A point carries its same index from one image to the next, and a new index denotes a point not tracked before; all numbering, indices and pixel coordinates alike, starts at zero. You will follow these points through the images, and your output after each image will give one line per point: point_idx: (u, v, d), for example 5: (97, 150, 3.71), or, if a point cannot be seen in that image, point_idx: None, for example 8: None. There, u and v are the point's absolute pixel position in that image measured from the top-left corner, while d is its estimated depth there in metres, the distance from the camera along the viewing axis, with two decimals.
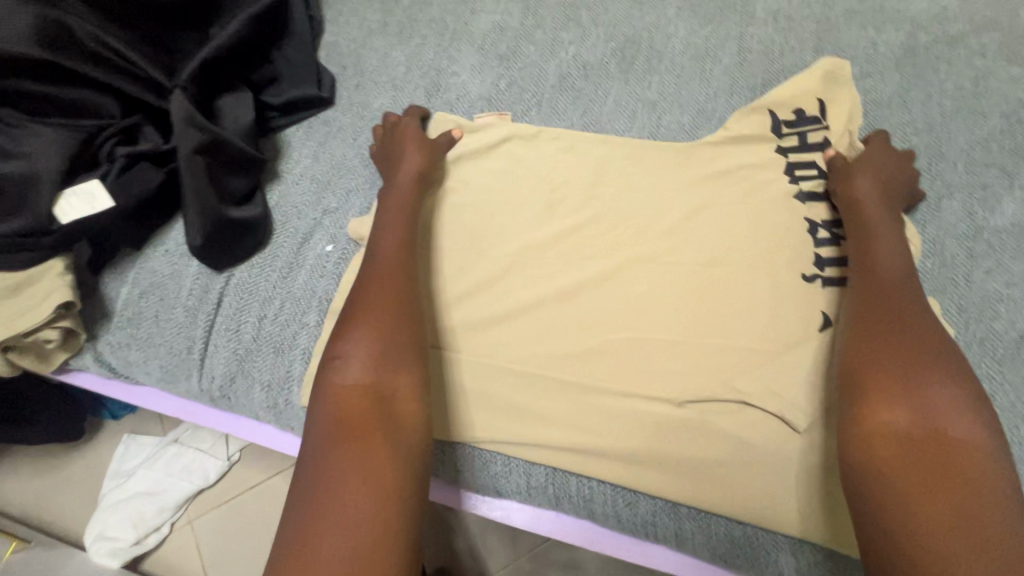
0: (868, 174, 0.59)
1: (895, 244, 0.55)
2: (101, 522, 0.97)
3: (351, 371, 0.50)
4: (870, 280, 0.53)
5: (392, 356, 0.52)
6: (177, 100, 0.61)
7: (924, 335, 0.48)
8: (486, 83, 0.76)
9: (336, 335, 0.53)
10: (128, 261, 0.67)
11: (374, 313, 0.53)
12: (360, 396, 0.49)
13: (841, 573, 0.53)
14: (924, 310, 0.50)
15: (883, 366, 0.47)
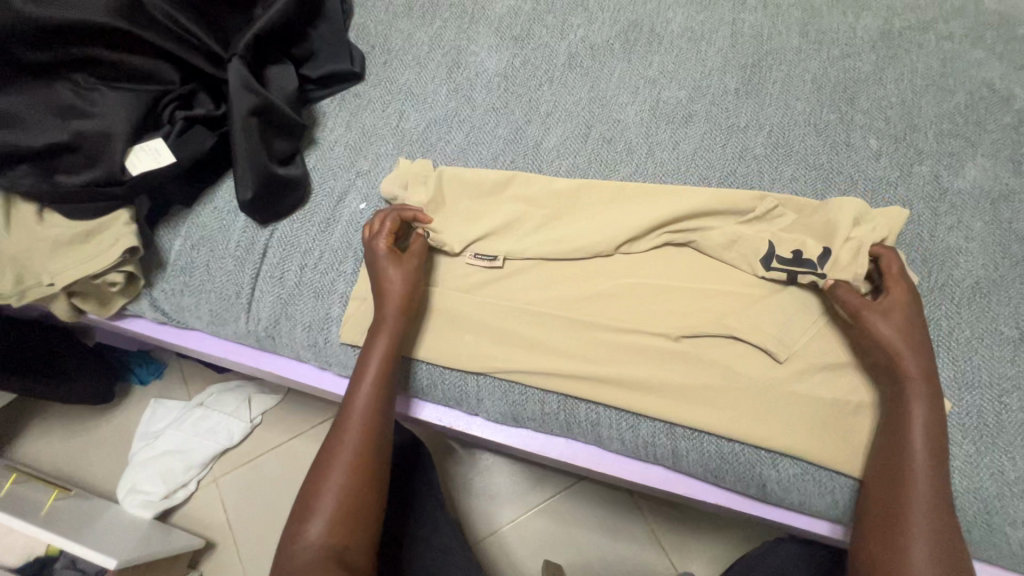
0: (882, 318, 0.58)
1: (926, 441, 0.55)
2: (133, 477, 1.19)
3: (317, 534, 0.56)
4: (903, 458, 0.55)
5: (359, 516, 0.57)
6: (234, 68, 0.68)
7: (933, 521, 0.52)
8: (502, 61, 0.83)
9: (315, 485, 0.58)
10: (180, 217, 0.75)
11: (346, 469, 0.58)
12: (327, 565, 0.54)
13: (819, 483, 0.61)
14: (939, 508, 0.53)
15: (893, 562, 0.52)
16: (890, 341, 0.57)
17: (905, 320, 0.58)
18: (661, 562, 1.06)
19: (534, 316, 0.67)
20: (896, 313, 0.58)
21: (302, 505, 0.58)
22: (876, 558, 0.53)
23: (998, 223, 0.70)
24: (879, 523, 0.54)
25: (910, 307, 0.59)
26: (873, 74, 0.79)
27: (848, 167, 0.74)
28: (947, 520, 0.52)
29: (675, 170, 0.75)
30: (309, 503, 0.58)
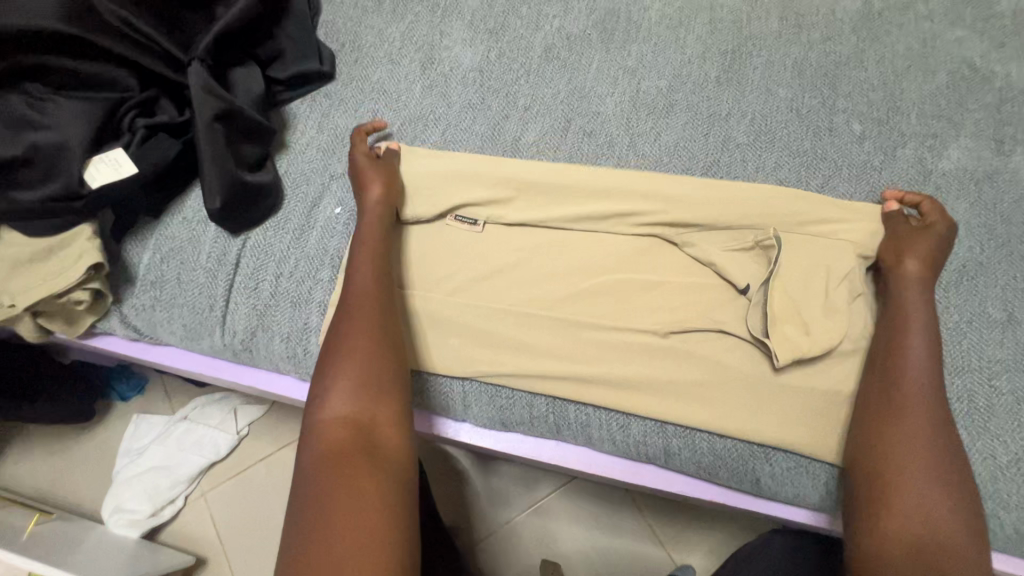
0: (915, 257, 0.61)
1: (925, 364, 0.56)
2: (118, 496, 1.16)
3: (336, 407, 0.55)
4: (897, 385, 0.56)
5: (378, 394, 0.57)
6: (195, 71, 0.66)
7: (931, 437, 0.53)
8: (477, 56, 0.81)
9: (327, 367, 0.58)
10: (148, 229, 0.72)
11: (355, 352, 0.58)
12: (349, 435, 0.54)
13: (811, 476, 0.61)
14: (937, 431, 0.54)
15: (889, 484, 0.53)
16: (911, 276, 0.60)
17: (929, 260, 0.61)
18: (659, 554, 1.05)
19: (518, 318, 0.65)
20: (925, 256, 0.61)
21: (318, 385, 0.58)
22: (870, 476, 0.54)
23: (983, 204, 0.69)
24: (869, 446, 0.55)
25: (936, 251, 0.62)
26: (855, 57, 0.78)
27: (831, 152, 0.72)
28: (945, 435, 0.54)
29: (658, 162, 0.73)
30: (322, 387, 0.57)
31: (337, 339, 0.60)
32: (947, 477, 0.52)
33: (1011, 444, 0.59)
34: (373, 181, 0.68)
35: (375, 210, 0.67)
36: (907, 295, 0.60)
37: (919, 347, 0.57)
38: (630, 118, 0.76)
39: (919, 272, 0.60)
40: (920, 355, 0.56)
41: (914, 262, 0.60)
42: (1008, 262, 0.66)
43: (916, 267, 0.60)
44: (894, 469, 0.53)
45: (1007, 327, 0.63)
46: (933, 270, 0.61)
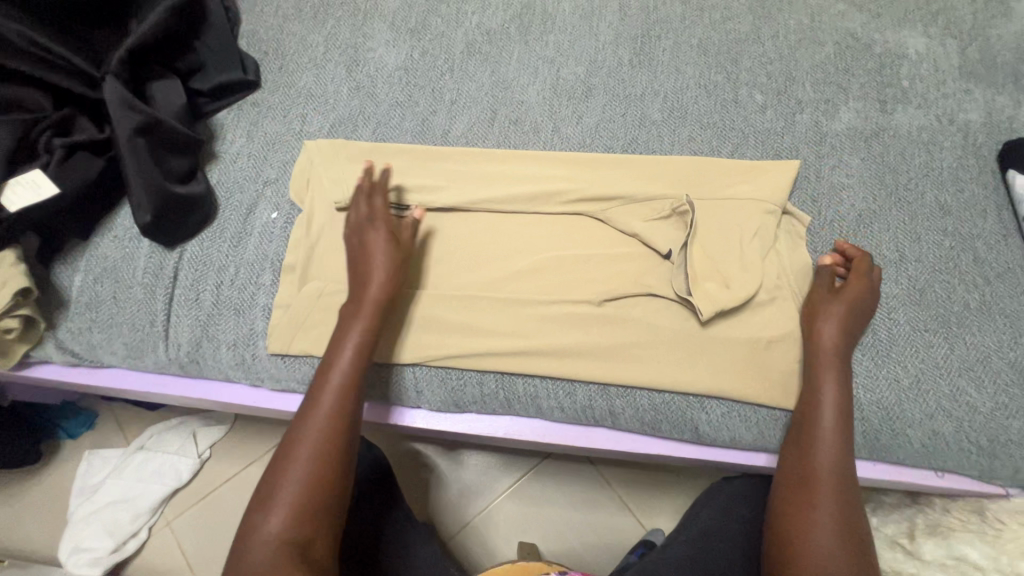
0: (830, 321, 0.62)
1: (836, 421, 0.59)
2: (76, 537, 1.11)
3: (279, 520, 0.53)
4: (810, 436, 0.59)
5: (318, 510, 0.55)
6: (109, 86, 0.65)
7: (835, 489, 0.57)
8: (401, 55, 0.83)
9: (276, 471, 0.56)
10: (77, 251, 0.71)
11: (304, 461, 0.56)
12: (282, 552, 0.52)
13: (743, 418, 0.66)
14: (841, 479, 0.57)
15: (796, 538, 0.56)
16: (825, 333, 0.62)
17: (855, 302, 0.63)
18: (629, 523, 1.10)
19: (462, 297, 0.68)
20: (851, 301, 0.62)
21: (265, 485, 0.56)
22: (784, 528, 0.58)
23: (873, 159, 0.76)
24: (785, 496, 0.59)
25: (863, 294, 0.63)
26: (752, 34, 0.84)
27: (738, 123, 0.78)
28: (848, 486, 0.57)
29: (581, 144, 0.77)
30: (266, 492, 0.55)
31: (292, 437, 0.57)
32: (850, 531, 0.55)
33: (910, 368, 0.66)
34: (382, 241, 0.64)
35: (387, 276, 0.63)
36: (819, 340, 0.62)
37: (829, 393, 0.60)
38: (553, 104, 0.80)
39: (839, 316, 0.62)
40: (830, 408, 0.59)
41: (840, 305, 0.63)
42: (897, 208, 0.73)
43: (842, 310, 0.62)
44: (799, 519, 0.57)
45: (900, 265, 0.70)
46: (848, 332, 0.62)
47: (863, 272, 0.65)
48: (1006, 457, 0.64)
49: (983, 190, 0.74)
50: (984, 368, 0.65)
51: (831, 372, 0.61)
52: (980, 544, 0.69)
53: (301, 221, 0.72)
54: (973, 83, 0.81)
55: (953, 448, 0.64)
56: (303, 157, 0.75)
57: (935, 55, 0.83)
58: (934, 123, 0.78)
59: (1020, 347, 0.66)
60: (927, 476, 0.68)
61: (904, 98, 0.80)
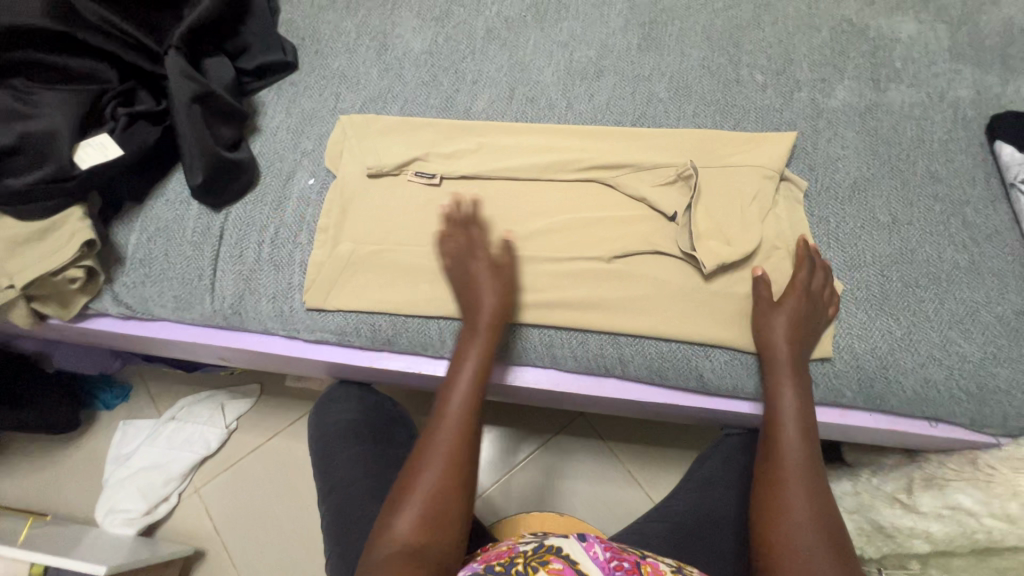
0: (780, 318, 0.67)
1: (797, 434, 0.64)
2: (112, 499, 1.17)
3: (403, 528, 0.53)
4: (778, 440, 0.64)
5: (440, 509, 0.54)
6: (170, 59, 0.72)
7: (807, 485, 0.61)
8: (426, 40, 0.90)
9: (416, 473, 0.57)
10: (133, 213, 0.78)
11: (441, 460, 0.57)
12: (412, 562, 0.51)
13: (745, 366, 0.70)
14: (809, 472, 0.62)
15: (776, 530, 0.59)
16: (773, 334, 0.67)
17: (796, 313, 0.66)
18: (638, 497, 1.14)
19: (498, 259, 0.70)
20: (794, 313, 0.66)
21: (399, 493, 0.56)
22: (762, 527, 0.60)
23: (867, 132, 0.81)
24: (765, 500, 0.62)
25: (807, 300, 0.67)
26: (752, 20, 0.90)
27: (740, 100, 0.84)
28: (816, 479, 0.61)
29: (592, 119, 0.83)
30: (396, 502, 0.55)
31: (437, 436, 0.59)
32: (828, 533, 0.57)
33: (902, 320, 0.70)
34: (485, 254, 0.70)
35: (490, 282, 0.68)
36: (780, 357, 0.66)
37: (789, 402, 0.65)
38: (566, 83, 0.86)
39: (791, 333, 0.66)
40: (792, 410, 0.65)
41: (788, 323, 0.66)
42: (890, 176, 0.78)
43: (789, 325, 0.66)
44: (780, 521, 0.59)
45: (892, 228, 0.75)
46: (799, 332, 0.66)
47: (806, 279, 0.68)
48: (995, 404, 0.68)
49: (972, 160, 0.79)
50: (973, 321, 0.70)
51: (788, 383, 0.66)
52: (971, 490, 0.72)
53: (335, 186, 0.78)
54: (963, 63, 0.86)
55: (944, 395, 0.68)
56: (336, 129, 0.82)
57: (926, 39, 0.88)
58: (926, 100, 0.83)
59: (1007, 302, 0.70)
60: (921, 426, 0.72)
61: (896, 77, 0.85)
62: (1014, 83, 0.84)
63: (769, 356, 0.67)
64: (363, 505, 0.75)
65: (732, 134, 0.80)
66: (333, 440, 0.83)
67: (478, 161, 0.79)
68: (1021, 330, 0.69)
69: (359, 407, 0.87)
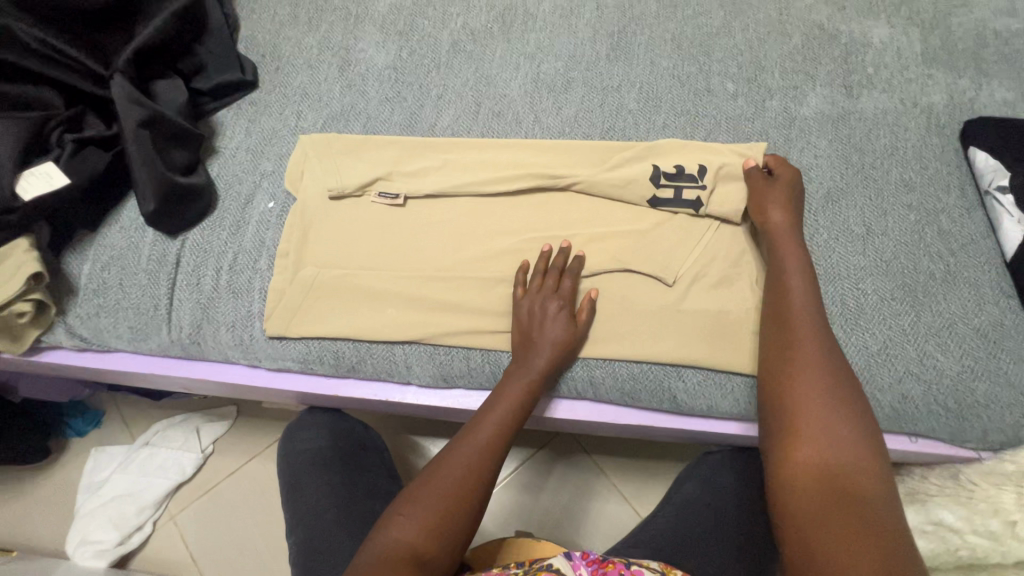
0: (774, 193, 0.70)
1: (803, 296, 0.62)
2: (84, 529, 1.14)
3: (406, 530, 0.54)
4: (790, 325, 0.61)
5: (444, 522, 0.54)
6: (117, 83, 0.71)
7: (817, 339, 0.59)
8: (390, 55, 0.88)
9: (426, 481, 0.57)
10: (86, 242, 0.75)
11: (458, 465, 0.58)
12: (403, 561, 0.51)
13: (719, 386, 0.68)
14: (828, 358, 0.58)
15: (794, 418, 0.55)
16: (770, 203, 0.69)
17: (789, 206, 0.69)
18: (625, 512, 1.11)
19: (554, 267, 0.70)
20: (786, 205, 0.69)
21: (409, 493, 0.57)
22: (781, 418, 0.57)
23: (840, 140, 0.80)
24: (778, 386, 0.58)
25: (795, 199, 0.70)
26: (723, 27, 0.89)
27: (710, 110, 0.82)
28: (838, 364, 0.58)
29: (560, 133, 0.81)
30: (402, 503, 0.56)
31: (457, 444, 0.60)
32: (842, 393, 0.56)
33: (878, 334, 0.69)
34: (495, 278, 0.71)
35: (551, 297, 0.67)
36: (782, 246, 0.67)
37: (799, 296, 0.62)
38: (533, 97, 0.84)
39: (788, 229, 0.68)
40: (801, 298, 0.62)
41: (782, 218, 0.68)
42: (864, 186, 0.77)
43: (782, 222, 0.68)
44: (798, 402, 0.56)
45: (866, 239, 0.73)
46: (795, 213, 0.69)
47: (799, 191, 0.71)
48: (975, 418, 0.66)
49: (947, 166, 0.77)
50: (950, 333, 0.68)
51: (791, 246, 0.66)
52: (953, 506, 0.71)
53: (296, 209, 0.76)
54: (935, 67, 0.84)
55: (923, 411, 0.67)
56: (297, 149, 0.80)
57: (898, 43, 0.87)
58: (899, 106, 0.82)
59: (984, 313, 0.69)
60: (902, 442, 0.70)
61: (869, 83, 0.84)
62: (988, 87, 0.83)
63: (765, 221, 0.69)
64: (330, 537, 0.72)
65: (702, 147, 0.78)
66: (301, 471, 0.80)
67: (442, 177, 0.77)
68: (999, 341, 0.67)
69: (328, 434, 0.83)
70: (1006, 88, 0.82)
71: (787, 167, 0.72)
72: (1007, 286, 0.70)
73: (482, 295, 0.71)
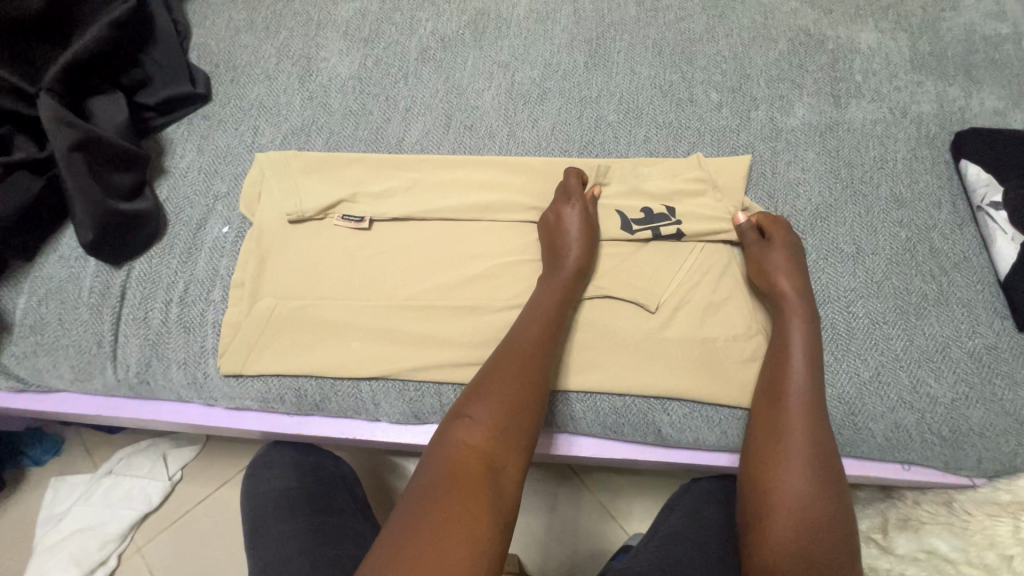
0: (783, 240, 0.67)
1: (805, 339, 0.61)
2: (42, 566, 1.08)
3: (474, 431, 0.54)
4: (785, 365, 0.60)
5: (508, 425, 0.54)
6: (43, 102, 0.65)
7: (812, 389, 0.59)
8: (354, 64, 0.82)
9: (482, 382, 0.57)
10: (22, 273, 0.69)
11: (515, 366, 0.58)
12: (470, 461, 0.52)
13: (705, 419, 0.65)
14: (813, 423, 0.57)
15: (772, 481, 0.56)
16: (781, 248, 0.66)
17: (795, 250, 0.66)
18: (614, 532, 1.00)
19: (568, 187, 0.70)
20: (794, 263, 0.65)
21: (471, 394, 0.57)
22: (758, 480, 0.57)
23: (828, 152, 0.76)
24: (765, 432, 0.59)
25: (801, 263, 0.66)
26: (706, 33, 0.84)
27: (694, 121, 0.78)
28: (822, 432, 0.57)
29: (536, 148, 0.77)
30: (465, 407, 0.56)
31: (514, 343, 0.60)
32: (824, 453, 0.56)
33: (870, 360, 0.66)
34: (468, 308, 0.67)
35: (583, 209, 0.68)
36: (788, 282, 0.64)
37: (797, 334, 0.62)
38: (507, 109, 0.79)
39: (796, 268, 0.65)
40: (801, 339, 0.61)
41: (790, 285, 0.64)
42: (853, 202, 0.73)
43: (791, 291, 0.64)
44: (779, 459, 0.56)
45: (856, 259, 0.70)
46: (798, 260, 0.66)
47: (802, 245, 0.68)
48: (969, 447, 0.63)
49: (937, 180, 0.74)
50: (944, 358, 0.65)
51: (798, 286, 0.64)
52: (948, 536, 0.68)
53: (251, 234, 0.70)
54: (925, 74, 0.81)
55: (916, 440, 0.64)
56: (254, 168, 0.74)
57: (886, 50, 0.83)
58: (888, 116, 0.78)
59: (978, 335, 0.66)
60: (894, 469, 0.67)
61: (857, 92, 0.80)
62: (978, 95, 0.80)
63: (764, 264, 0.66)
64: None
65: (684, 162, 0.74)
66: (268, 511, 0.75)
67: (410, 197, 0.72)
68: (994, 366, 0.65)
69: (295, 471, 0.79)
70: (996, 96, 0.79)
71: (782, 229, 0.67)
72: (1000, 306, 0.67)
73: (455, 325, 0.66)
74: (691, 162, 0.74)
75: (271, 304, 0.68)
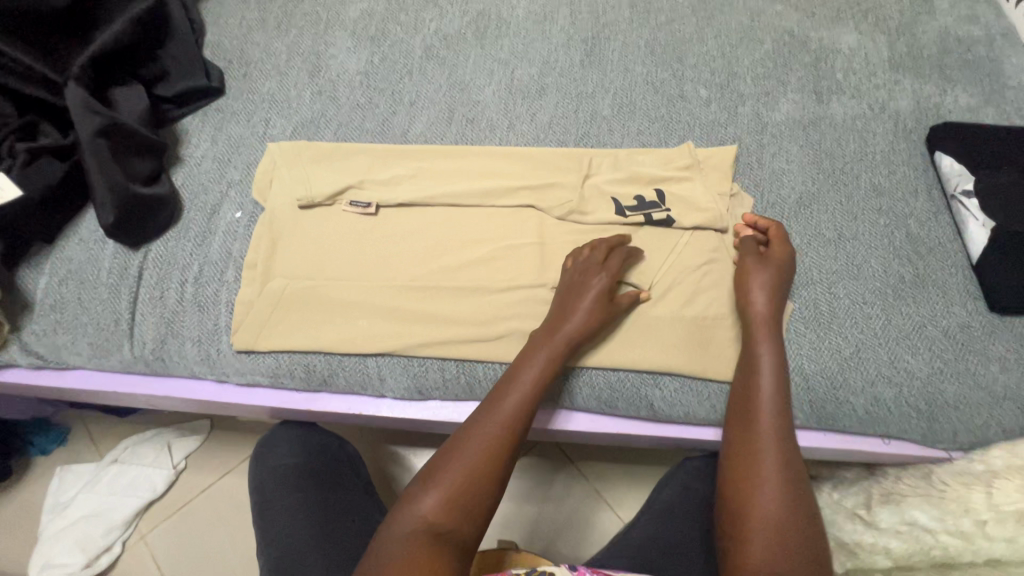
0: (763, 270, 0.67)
1: (771, 390, 0.60)
2: (48, 552, 1.09)
3: (434, 497, 0.52)
4: (755, 419, 0.59)
5: (473, 491, 0.53)
6: (71, 91, 0.69)
7: (777, 446, 0.57)
8: (361, 61, 0.86)
9: (461, 437, 0.56)
10: (43, 255, 0.72)
11: (490, 426, 0.56)
12: (427, 529, 0.50)
13: (695, 392, 0.68)
14: (780, 485, 0.55)
15: (739, 550, 0.54)
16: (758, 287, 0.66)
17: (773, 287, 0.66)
18: (608, 517, 1.02)
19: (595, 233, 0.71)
20: (770, 290, 0.66)
21: (447, 451, 0.56)
22: (730, 550, 0.55)
23: (812, 145, 0.81)
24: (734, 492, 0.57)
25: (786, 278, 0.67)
26: (695, 33, 0.89)
27: (684, 116, 0.82)
28: (792, 495, 0.55)
29: (535, 140, 0.81)
30: (432, 467, 0.55)
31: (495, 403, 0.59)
32: (789, 524, 0.53)
33: (851, 338, 0.69)
34: (470, 288, 0.70)
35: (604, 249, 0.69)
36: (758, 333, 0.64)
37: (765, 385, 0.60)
38: (507, 103, 0.83)
39: (763, 308, 0.65)
40: (765, 389, 0.60)
41: (763, 299, 0.65)
42: (834, 191, 0.77)
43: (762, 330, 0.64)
44: (749, 526, 0.54)
45: (838, 244, 0.74)
46: (779, 293, 0.66)
47: (788, 272, 0.68)
48: (945, 420, 0.67)
49: (914, 171, 0.79)
50: (920, 336, 0.69)
51: (763, 333, 0.64)
52: (926, 506, 0.70)
53: (264, 219, 0.74)
54: (902, 73, 0.86)
55: (895, 414, 0.67)
56: (266, 157, 0.78)
57: (866, 50, 0.88)
58: (867, 112, 0.83)
59: (953, 315, 0.70)
60: (875, 443, 0.71)
61: (838, 89, 0.85)
62: (952, 93, 0.84)
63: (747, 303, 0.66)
64: (304, 555, 0.70)
65: (675, 153, 0.78)
66: (275, 487, 0.78)
67: (413, 183, 0.76)
68: (967, 343, 0.68)
69: (301, 449, 0.81)
70: (969, 94, 0.84)
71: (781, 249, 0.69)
72: (974, 288, 0.71)
73: (457, 304, 0.70)
74: (681, 153, 0.78)
75: (281, 283, 0.71)
